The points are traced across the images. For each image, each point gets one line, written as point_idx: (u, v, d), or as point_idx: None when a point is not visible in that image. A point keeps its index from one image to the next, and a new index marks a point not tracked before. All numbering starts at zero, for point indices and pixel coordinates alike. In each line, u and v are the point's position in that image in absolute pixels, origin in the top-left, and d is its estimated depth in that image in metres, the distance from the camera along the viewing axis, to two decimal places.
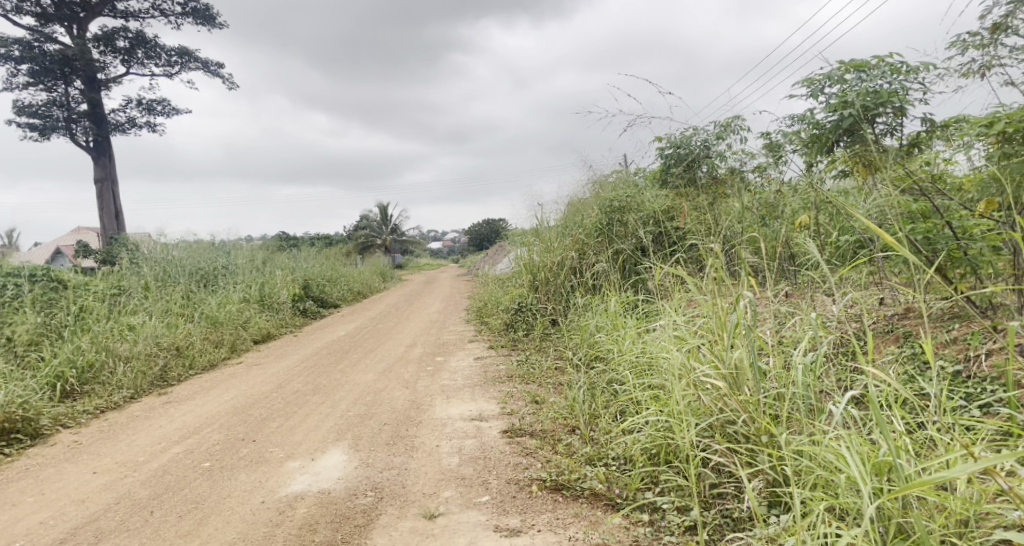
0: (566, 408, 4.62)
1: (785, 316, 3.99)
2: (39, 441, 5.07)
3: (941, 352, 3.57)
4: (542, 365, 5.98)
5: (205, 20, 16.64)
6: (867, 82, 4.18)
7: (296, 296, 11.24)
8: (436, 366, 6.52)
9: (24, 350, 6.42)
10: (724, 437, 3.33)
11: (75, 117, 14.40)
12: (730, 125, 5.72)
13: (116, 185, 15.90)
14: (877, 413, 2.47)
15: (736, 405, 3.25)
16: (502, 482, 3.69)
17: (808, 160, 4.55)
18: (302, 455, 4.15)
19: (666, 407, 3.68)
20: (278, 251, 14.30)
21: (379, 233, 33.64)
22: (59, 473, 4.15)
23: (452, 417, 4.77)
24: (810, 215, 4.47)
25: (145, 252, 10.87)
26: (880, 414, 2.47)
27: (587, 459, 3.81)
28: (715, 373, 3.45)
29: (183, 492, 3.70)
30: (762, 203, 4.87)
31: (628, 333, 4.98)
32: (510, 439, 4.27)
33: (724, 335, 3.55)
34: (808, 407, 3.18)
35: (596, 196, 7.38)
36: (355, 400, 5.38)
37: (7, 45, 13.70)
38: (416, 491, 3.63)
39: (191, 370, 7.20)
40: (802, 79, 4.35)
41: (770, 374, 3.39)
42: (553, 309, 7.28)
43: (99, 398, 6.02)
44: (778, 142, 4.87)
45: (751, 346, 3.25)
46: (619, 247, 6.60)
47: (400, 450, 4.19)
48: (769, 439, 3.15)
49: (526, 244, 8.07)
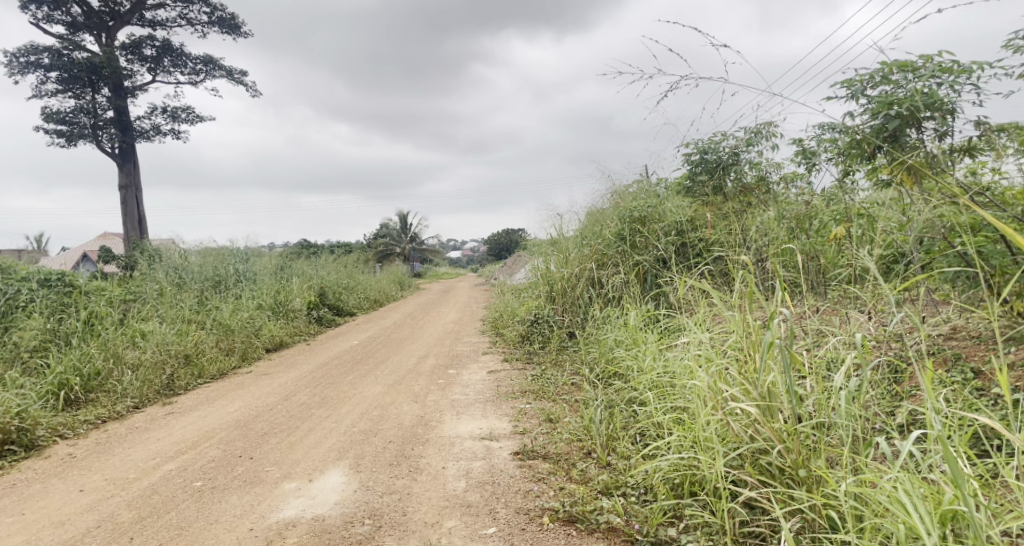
0: (582, 428, 4.31)
1: (821, 335, 3.67)
2: (35, 452, 4.88)
3: (998, 379, 3.25)
4: (557, 380, 5.68)
5: (230, 29, 16.67)
6: (915, 82, 3.79)
7: (311, 304, 11.04)
8: (447, 379, 6.25)
9: (31, 358, 6.26)
10: (756, 469, 3.02)
11: (102, 124, 14.38)
12: (761, 131, 5.40)
13: (140, 191, 15.91)
14: (951, 457, 2.15)
15: (770, 434, 2.94)
16: (511, 511, 3.40)
17: (844, 169, 4.18)
18: (300, 475, 3.90)
19: (690, 434, 3.38)
20: (296, 257, 14.16)
21: (398, 241, 33.50)
22: (45, 491, 3.94)
23: (461, 436, 4.49)
24: (845, 228, 4.16)
25: (163, 258, 10.77)
26: (953, 457, 2.15)
27: (603, 487, 3.51)
28: (746, 395, 3.15)
29: (169, 516, 3.47)
30: (792, 214, 4.55)
31: (648, 349, 4.67)
32: (521, 463, 3.98)
33: (757, 356, 3.22)
34: (853, 439, 2.87)
35: (616, 206, 7.08)
36: (361, 415, 5.12)
37: (37, 52, 13.79)
38: (417, 520, 3.36)
39: (200, 379, 6.99)
40: (841, 80, 4.01)
41: (807, 401, 3.07)
42: (570, 320, 7.02)
43: (102, 407, 5.84)
44: (812, 148, 4.49)
45: (788, 370, 2.93)
46: (640, 258, 6.28)
47: (403, 472, 3.92)
48: (807, 474, 2.84)
49: (543, 254, 7.81)
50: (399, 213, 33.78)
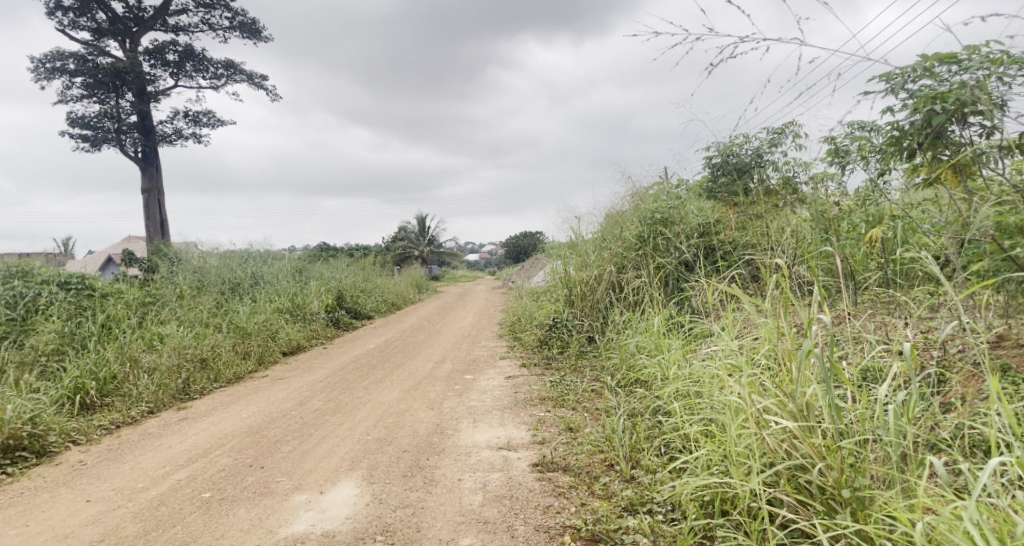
0: (604, 439, 4.12)
1: (860, 344, 3.45)
2: (46, 459, 4.79)
3: None
4: (577, 387, 5.49)
5: (251, 34, 16.69)
6: (960, 75, 3.52)
7: (329, 306, 10.95)
8: (463, 385, 6.10)
9: (48, 361, 6.21)
10: (793, 488, 2.82)
11: (126, 128, 14.45)
12: (786, 131, 5.19)
13: (162, 195, 15.95)
14: None
15: (809, 451, 2.74)
16: (530, 529, 3.24)
17: (881, 169, 3.94)
18: (311, 487, 3.76)
19: (722, 448, 3.19)
20: (315, 261, 14.08)
21: (417, 244, 33.39)
22: (51, 501, 3.85)
23: (478, 445, 4.33)
24: (882, 229, 3.95)
25: (182, 262, 10.72)
26: None
27: (627, 504, 3.33)
28: (782, 408, 2.96)
29: (174, 529, 3.36)
30: (824, 215, 4.34)
31: (673, 357, 4.47)
32: (541, 475, 3.80)
33: (792, 366, 3.02)
34: (902, 456, 2.67)
35: (636, 208, 6.90)
36: (376, 422, 4.98)
37: (62, 58, 13.89)
38: (432, 537, 3.21)
39: (216, 383, 6.90)
40: (879, 75, 3.78)
41: (849, 417, 2.87)
42: (590, 325, 6.81)
43: (117, 412, 5.76)
44: (844, 147, 4.25)
45: (828, 381, 2.73)
46: (662, 261, 6.08)
47: (418, 484, 3.76)
48: (851, 495, 2.64)
49: (561, 257, 7.63)
50: (419, 217, 33.57)
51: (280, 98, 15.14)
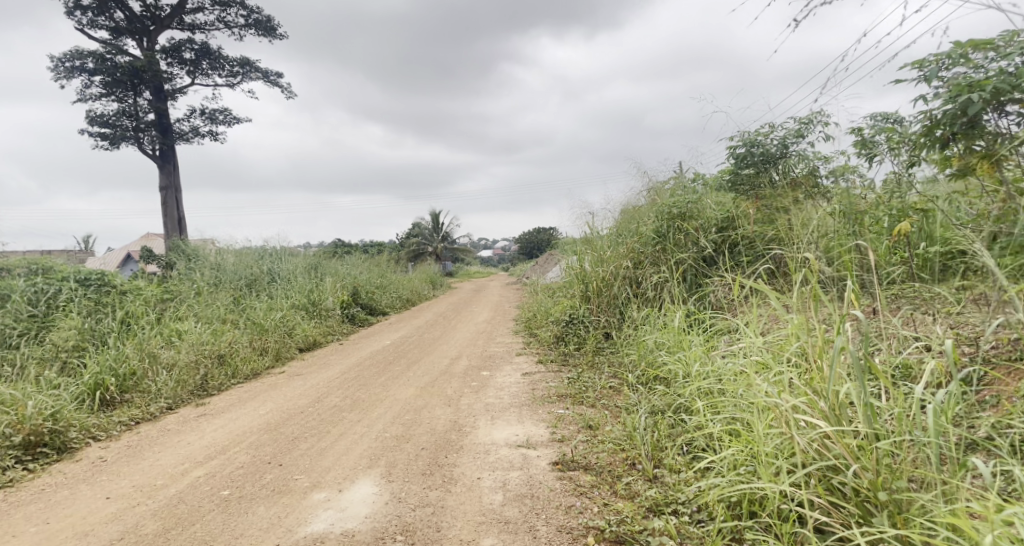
0: (625, 437, 4.04)
1: (896, 340, 3.35)
2: (67, 455, 4.80)
3: None
4: (595, 383, 5.42)
5: (266, 31, 16.72)
6: (997, 62, 3.40)
7: (344, 303, 10.93)
8: (481, 381, 6.04)
9: (68, 358, 6.22)
10: (826, 489, 2.74)
11: (143, 127, 14.54)
12: (812, 121, 5.08)
13: (179, 193, 16.03)
14: None
15: (843, 451, 2.65)
16: (552, 530, 3.18)
17: (910, 160, 3.82)
18: (330, 485, 3.73)
19: (751, 448, 3.11)
20: (331, 257, 14.07)
21: (432, 241, 33.35)
22: (72, 497, 3.85)
23: (497, 443, 4.28)
24: (910, 222, 3.85)
25: (198, 259, 10.74)
26: None
27: (652, 504, 3.27)
28: (812, 407, 2.88)
29: (193, 528, 3.35)
30: (851, 208, 4.23)
31: (695, 353, 4.39)
32: (562, 474, 3.73)
33: (823, 364, 2.93)
34: (942, 459, 2.60)
35: (653, 203, 6.79)
36: (393, 419, 4.94)
37: (81, 57, 13.97)
38: (452, 537, 3.17)
39: (234, 379, 6.90)
40: (912, 62, 3.67)
41: (885, 416, 2.78)
42: (607, 321, 6.72)
43: (136, 409, 5.77)
44: (872, 138, 4.13)
45: (862, 379, 2.64)
46: (681, 256, 5.97)
47: (437, 482, 3.71)
48: (888, 497, 2.56)
49: (577, 253, 7.54)
50: (433, 214, 33.56)
51: (296, 96, 15.15)
